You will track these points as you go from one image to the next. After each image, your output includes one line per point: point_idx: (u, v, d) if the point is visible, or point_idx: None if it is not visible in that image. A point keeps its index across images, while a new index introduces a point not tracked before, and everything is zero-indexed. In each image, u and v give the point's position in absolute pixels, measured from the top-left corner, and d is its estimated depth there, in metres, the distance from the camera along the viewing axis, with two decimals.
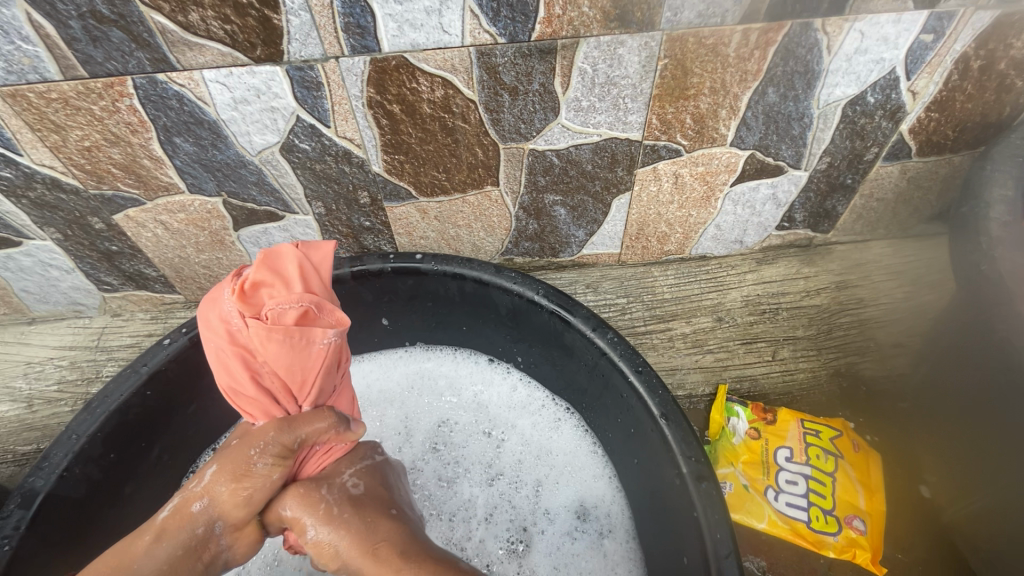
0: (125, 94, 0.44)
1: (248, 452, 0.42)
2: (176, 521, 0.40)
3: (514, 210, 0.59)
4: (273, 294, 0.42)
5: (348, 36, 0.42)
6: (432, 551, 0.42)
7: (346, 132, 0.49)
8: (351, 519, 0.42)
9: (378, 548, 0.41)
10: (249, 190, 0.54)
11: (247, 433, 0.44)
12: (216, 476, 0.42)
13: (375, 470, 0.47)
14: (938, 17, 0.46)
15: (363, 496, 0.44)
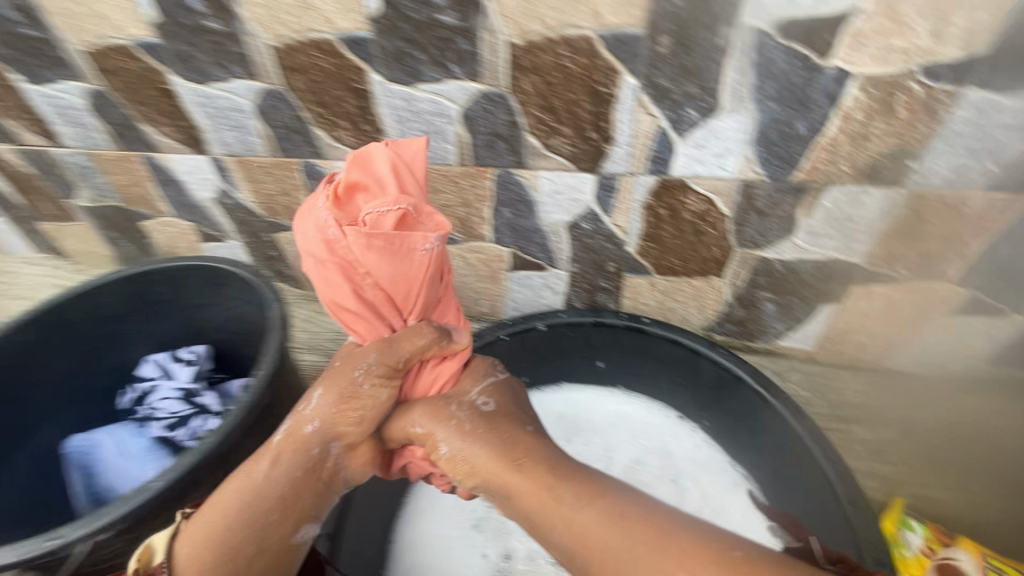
0: (486, 178, 0.66)
1: (355, 375, 0.55)
2: (293, 439, 0.54)
3: (729, 297, 0.71)
4: (370, 201, 0.51)
5: (650, 163, 0.59)
6: (565, 466, 0.52)
7: (619, 222, 0.66)
8: (484, 433, 0.55)
9: (521, 462, 0.52)
10: (532, 247, 0.73)
11: (347, 358, 0.57)
12: (320, 404, 0.55)
13: (495, 387, 0.60)
14: None
15: (476, 410, 0.57)
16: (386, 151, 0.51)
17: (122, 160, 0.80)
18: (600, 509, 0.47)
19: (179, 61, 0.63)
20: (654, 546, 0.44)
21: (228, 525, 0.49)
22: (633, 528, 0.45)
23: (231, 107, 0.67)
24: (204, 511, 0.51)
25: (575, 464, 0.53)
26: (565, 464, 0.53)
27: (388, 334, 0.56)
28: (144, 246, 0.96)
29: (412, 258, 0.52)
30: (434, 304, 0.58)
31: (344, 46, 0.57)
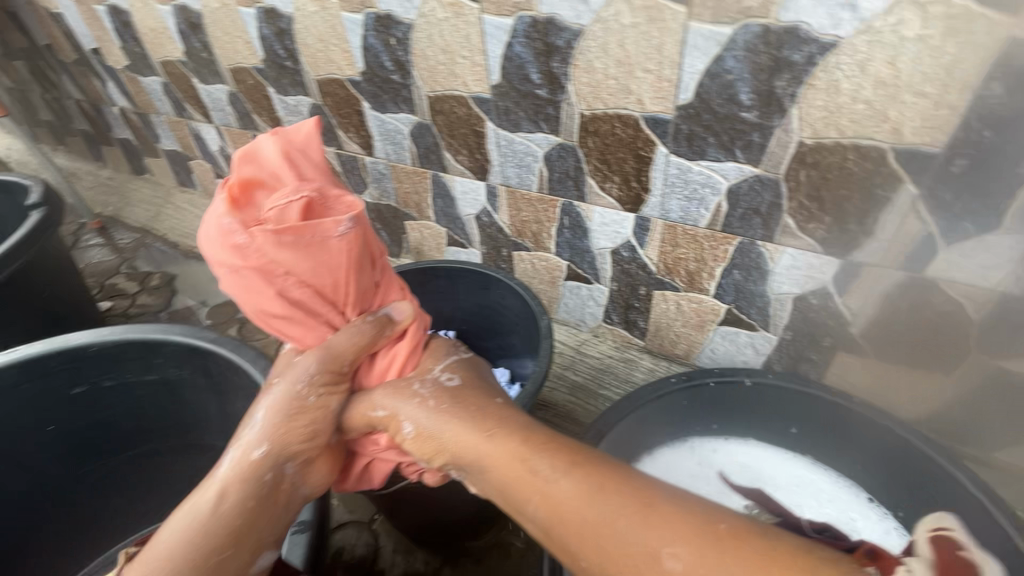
0: (729, 243, 0.75)
1: (302, 387, 0.56)
2: (243, 469, 0.53)
3: (950, 396, 0.72)
4: (274, 198, 0.51)
5: (904, 260, 0.63)
6: (535, 430, 0.50)
7: (849, 305, 0.71)
8: (447, 405, 0.54)
9: (491, 430, 0.50)
10: (750, 308, 0.80)
11: (289, 368, 0.57)
12: (265, 426, 0.55)
13: (456, 363, 0.61)
14: None
15: (431, 395, 0.56)
16: (276, 142, 0.53)
17: (414, 174, 1.02)
18: (578, 478, 0.44)
19: (499, 114, 0.81)
20: (639, 516, 0.41)
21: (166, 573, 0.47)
22: (617, 494, 0.43)
23: (524, 152, 0.83)
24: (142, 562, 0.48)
25: (549, 432, 0.50)
26: (539, 430, 0.50)
27: (326, 334, 0.57)
28: (398, 239, 1.19)
29: (329, 247, 0.52)
30: (370, 292, 0.60)
31: (645, 123, 0.69)
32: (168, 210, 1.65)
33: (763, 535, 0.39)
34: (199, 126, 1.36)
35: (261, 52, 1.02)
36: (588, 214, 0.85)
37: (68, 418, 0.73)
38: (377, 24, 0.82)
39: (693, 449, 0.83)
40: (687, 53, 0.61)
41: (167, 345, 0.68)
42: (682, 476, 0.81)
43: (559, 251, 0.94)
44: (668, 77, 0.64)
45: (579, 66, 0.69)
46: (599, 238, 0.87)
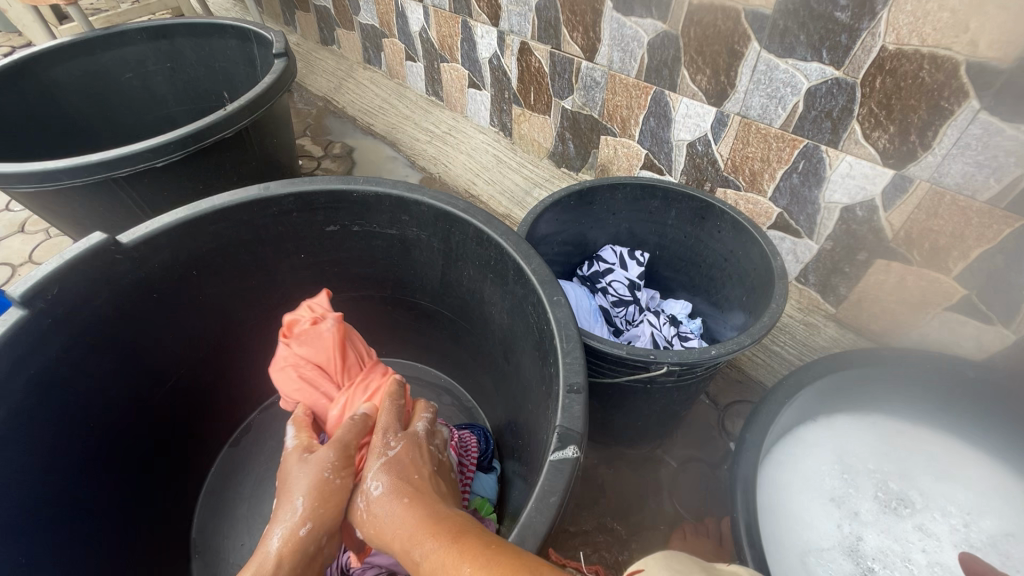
0: (1008, 225, 0.67)
1: (324, 473, 0.55)
2: (285, 543, 0.51)
3: None
4: (295, 318, 0.75)
5: None
6: (428, 523, 0.46)
7: None
8: (379, 508, 0.50)
9: (395, 530, 0.47)
10: (995, 301, 0.73)
11: (293, 461, 0.58)
12: (303, 505, 0.53)
13: (396, 464, 0.54)
14: None
15: (381, 472, 0.53)
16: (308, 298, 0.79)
17: (634, 88, 0.98)
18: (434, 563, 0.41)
19: (774, 35, 0.75)
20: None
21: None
22: (464, 566, 0.39)
23: (784, 82, 0.77)
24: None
25: (438, 518, 0.46)
26: (443, 520, 0.46)
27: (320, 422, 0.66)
28: (586, 152, 1.18)
29: (323, 336, 0.72)
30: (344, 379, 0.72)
31: (967, 69, 0.62)
32: (352, 84, 1.74)
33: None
34: (406, 3, 1.38)
35: None
36: (834, 162, 0.78)
37: (322, 250, 0.83)
38: None
39: (874, 425, 0.82)
40: None
41: (420, 206, 0.74)
42: (857, 446, 0.81)
43: (776, 196, 0.89)
44: None
45: None
46: (835, 190, 0.80)
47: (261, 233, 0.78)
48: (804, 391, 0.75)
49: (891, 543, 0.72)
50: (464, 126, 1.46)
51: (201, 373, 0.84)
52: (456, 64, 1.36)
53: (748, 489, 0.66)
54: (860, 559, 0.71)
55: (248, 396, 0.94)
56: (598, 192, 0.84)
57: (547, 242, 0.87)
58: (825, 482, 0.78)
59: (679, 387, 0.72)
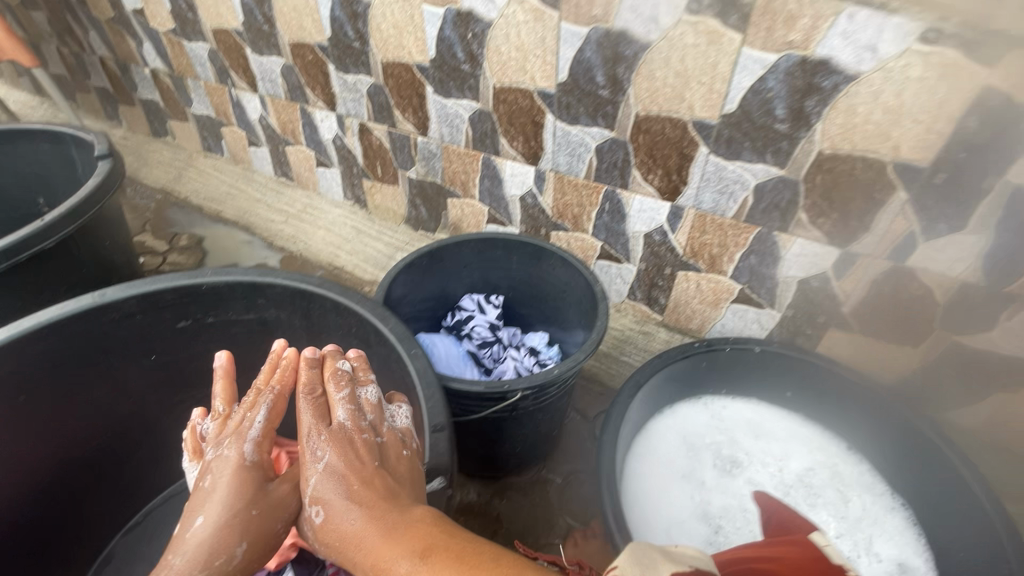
0: (749, 232, 0.90)
1: (274, 523, 0.57)
2: None
3: (916, 368, 0.89)
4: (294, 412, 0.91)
5: (892, 251, 0.80)
6: (384, 544, 0.48)
7: (844, 288, 0.87)
8: (329, 534, 0.52)
9: (348, 554, 0.50)
10: (760, 289, 0.95)
11: (215, 482, 0.57)
12: (237, 551, 0.55)
13: (338, 477, 0.53)
14: None
15: (321, 497, 0.53)
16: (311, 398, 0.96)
17: (466, 155, 1.13)
18: None
19: (561, 107, 0.93)
20: None
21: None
22: None
23: (578, 143, 0.97)
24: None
25: (399, 533, 0.49)
26: (407, 534, 0.49)
27: (242, 420, 0.62)
28: (437, 214, 1.30)
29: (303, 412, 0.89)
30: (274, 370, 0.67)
31: (693, 126, 0.83)
32: (194, 172, 1.69)
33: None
34: (241, 94, 1.41)
35: (330, 31, 1.10)
36: (628, 201, 0.99)
37: (174, 346, 0.81)
38: (458, 18, 0.93)
39: (706, 405, 1.00)
40: (737, 71, 0.75)
41: (274, 288, 0.77)
42: (696, 426, 0.97)
43: (595, 232, 1.08)
44: (718, 89, 0.78)
45: (642, 73, 0.82)
46: (635, 222, 1.01)
47: (101, 341, 0.74)
48: (642, 389, 0.88)
49: (732, 502, 0.88)
50: (318, 203, 1.50)
51: (39, 512, 0.77)
52: (301, 146, 1.41)
53: (611, 487, 0.77)
54: (711, 520, 0.86)
55: (104, 520, 0.85)
56: (445, 250, 0.94)
57: (406, 302, 0.94)
58: (676, 462, 0.93)
59: (541, 408, 0.82)
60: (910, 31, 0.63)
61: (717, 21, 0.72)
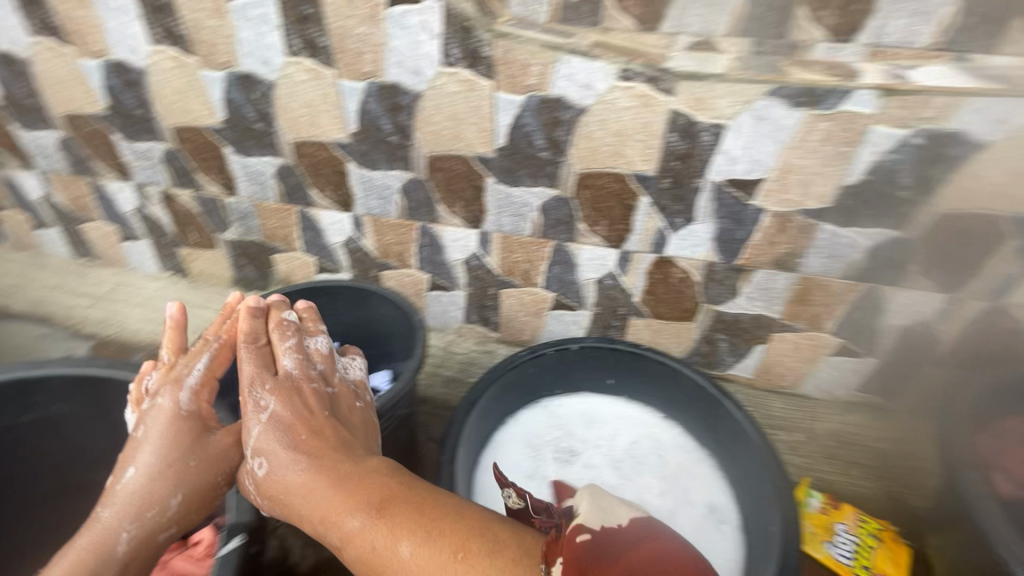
0: (546, 246, 1.02)
1: (215, 479, 0.79)
2: (137, 541, 0.74)
3: (696, 336, 1.07)
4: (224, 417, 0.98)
5: (652, 245, 0.96)
6: (324, 481, 0.70)
7: (630, 281, 1.03)
8: (269, 476, 0.73)
9: (290, 485, 0.72)
10: (569, 293, 1.08)
11: (153, 428, 0.78)
12: (174, 502, 0.76)
13: (276, 424, 0.75)
14: (945, 309, 0.90)
15: (262, 450, 0.75)
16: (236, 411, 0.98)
17: (280, 210, 1.14)
18: (364, 529, 0.64)
19: (358, 156, 0.99)
20: (409, 541, 0.61)
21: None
22: (401, 544, 0.61)
23: (383, 186, 1.02)
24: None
25: (350, 487, 0.68)
26: (359, 489, 0.67)
27: (181, 372, 0.83)
28: (266, 271, 1.27)
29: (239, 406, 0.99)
30: (226, 318, 0.88)
31: (476, 161, 0.93)
32: None
33: (487, 552, 0.58)
34: (14, 173, 1.26)
35: (106, 100, 1.05)
36: (441, 233, 1.06)
37: None
38: (240, 81, 0.95)
39: (544, 406, 1.08)
40: (498, 112, 0.86)
41: (47, 381, 0.86)
42: (537, 426, 1.05)
43: (420, 266, 1.14)
44: (487, 127, 0.89)
45: (421, 119, 0.91)
46: (453, 251, 1.09)
47: None
48: (478, 407, 0.94)
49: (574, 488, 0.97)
50: (132, 279, 1.39)
51: None
52: (98, 222, 1.30)
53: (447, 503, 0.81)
54: None
55: None
56: None
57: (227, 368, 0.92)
58: (521, 464, 1.00)
59: None
60: (611, 71, 0.78)
61: (469, 72, 0.83)
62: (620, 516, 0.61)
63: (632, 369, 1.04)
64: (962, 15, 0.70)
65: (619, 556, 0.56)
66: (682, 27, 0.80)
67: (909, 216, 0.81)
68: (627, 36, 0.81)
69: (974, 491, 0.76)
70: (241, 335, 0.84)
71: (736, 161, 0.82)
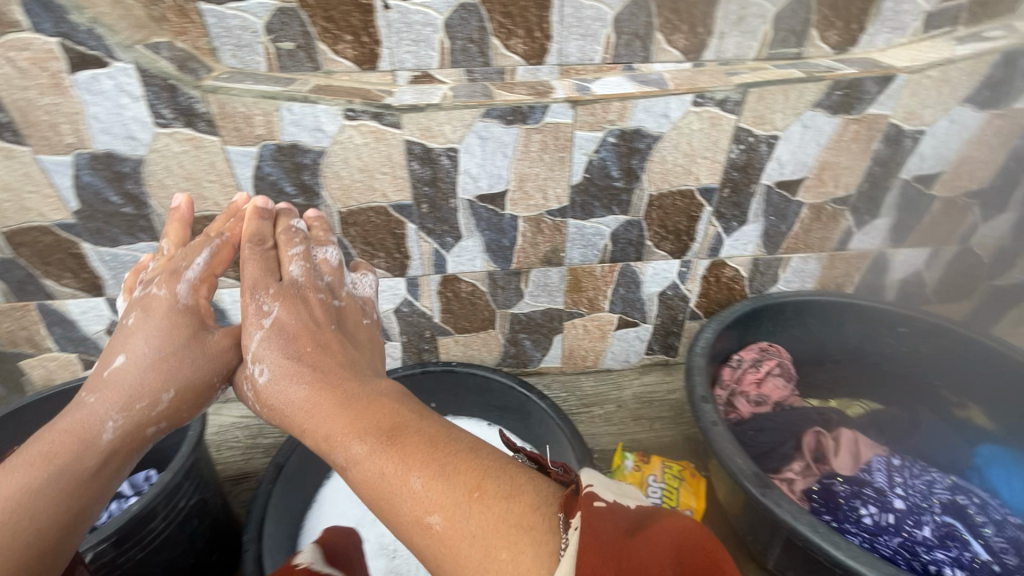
0: None
1: (210, 383, 0.72)
2: (116, 435, 0.65)
3: (502, 340, 1.13)
4: None
5: (434, 266, 1.00)
6: (339, 395, 0.62)
7: (425, 304, 1.05)
8: (270, 384, 0.66)
9: (297, 394, 0.64)
10: None
11: (147, 318, 0.70)
12: (164, 398, 0.68)
13: (283, 333, 0.69)
14: (684, 272, 1.06)
15: (262, 357, 0.68)
16: None
17: (12, 310, 0.98)
18: (371, 458, 0.53)
19: (91, 233, 0.89)
20: (421, 479, 0.50)
21: (42, 489, 0.58)
22: (411, 479, 0.50)
23: (133, 261, 0.94)
24: (11, 472, 0.58)
25: (364, 410, 0.59)
26: (366, 409, 0.59)
27: (179, 264, 0.74)
28: (19, 382, 1.09)
29: None
30: (232, 218, 0.81)
31: None
32: None
33: (506, 493, 0.48)
34: None
35: None
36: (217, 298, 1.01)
37: None
38: None
39: None
40: (234, 166, 0.84)
41: None
42: None
43: None
44: (228, 183, 0.86)
45: (152, 185, 0.85)
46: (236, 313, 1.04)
47: None
48: (286, 471, 0.89)
49: None
50: None
51: None
52: None
53: None
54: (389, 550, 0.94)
55: None
56: None
57: None
58: (350, 514, 0.96)
59: (155, 548, 0.77)
60: (336, 112, 0.80)
61: (189, 130, 0.79)
62: (631, 494, 0.47)
63: (446, 385, 1.07)
64: (618, 35, 0.85)
65: (644, 532, 0.42)
66: (399, 64, 0.85)
67: (630, 202, 0.95)
68: (349, 78, 0.85)
69: (709, 421, 0.78)
70: (247, 236, 0.77)
71: (478, 178, 0.89)
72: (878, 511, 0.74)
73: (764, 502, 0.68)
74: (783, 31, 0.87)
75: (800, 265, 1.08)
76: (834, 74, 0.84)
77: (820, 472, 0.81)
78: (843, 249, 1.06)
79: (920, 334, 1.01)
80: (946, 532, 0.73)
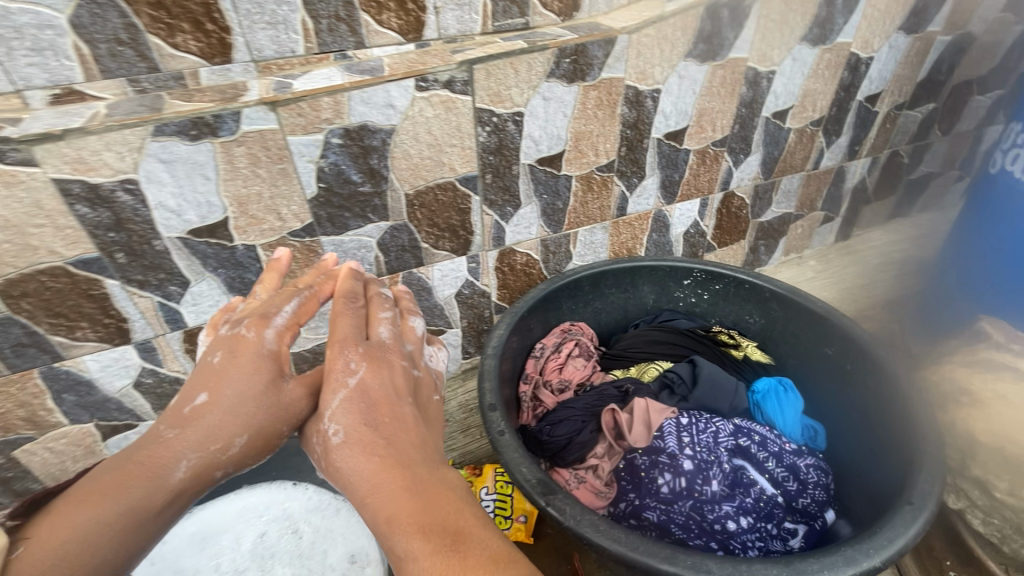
0: (32, 377, 0.78)
1: (280, 431, 0.57)
2: (187, 481, 0.52)
3: None
4: None
5: (169, 324, 0.82)
6: (411, 484, 0.48)
7: (174, 368, 0.87)
8: (341, 460, 0.52)
9: (361, 469, 0.50)
10: (112, 413, 0.88)
11: (231, 358, 0.58)
12: (234, 445, 0.55)
13: (360, 401, 0.55)
14: (474, 268, 1.00)
15: (336, 419, 0.55)
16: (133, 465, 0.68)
17: None
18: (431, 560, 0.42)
19: None
20: None
21: (107, 529, 0.47)
22: None
23: None
24: (75, 503, 0.47)
25: (426, 502, 0.47)
26: (430, 500, 0.47)
27: (266, 309, 0.63)
28: None
29: None
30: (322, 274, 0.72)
31: None
32: None
33: None
34: None
35: None
36: None
37: None
38: None
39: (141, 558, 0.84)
40: None
41: None
42: None
43: None
44: None
45: None
46: None
47: None
48: None
49: None
50: None
51: None
52: None
53: None
54: None
55: None
56: None
57: None
58: None
59: None
60: None
61: None
62: None
63: None
64: (315, 20, 0.73)
65: None
66: (25, 82, 0.65)
67: (386, 206, 0.85)
68: None
69: (497, 431, 0.72)
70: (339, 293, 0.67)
71: (181, 210, 0.72)
72: (672, 477, 0.74)
73: (549, 511, 0.62)
74: (502, 1, 0.81)
75: (588, 237, 1.07)
76: (557, 41, 0.80)
77: (622, 449, 0.80)
78: (624, 213, 1.07)
79: (701, 283, 1.04)
80: (732, 479, 0.75)
